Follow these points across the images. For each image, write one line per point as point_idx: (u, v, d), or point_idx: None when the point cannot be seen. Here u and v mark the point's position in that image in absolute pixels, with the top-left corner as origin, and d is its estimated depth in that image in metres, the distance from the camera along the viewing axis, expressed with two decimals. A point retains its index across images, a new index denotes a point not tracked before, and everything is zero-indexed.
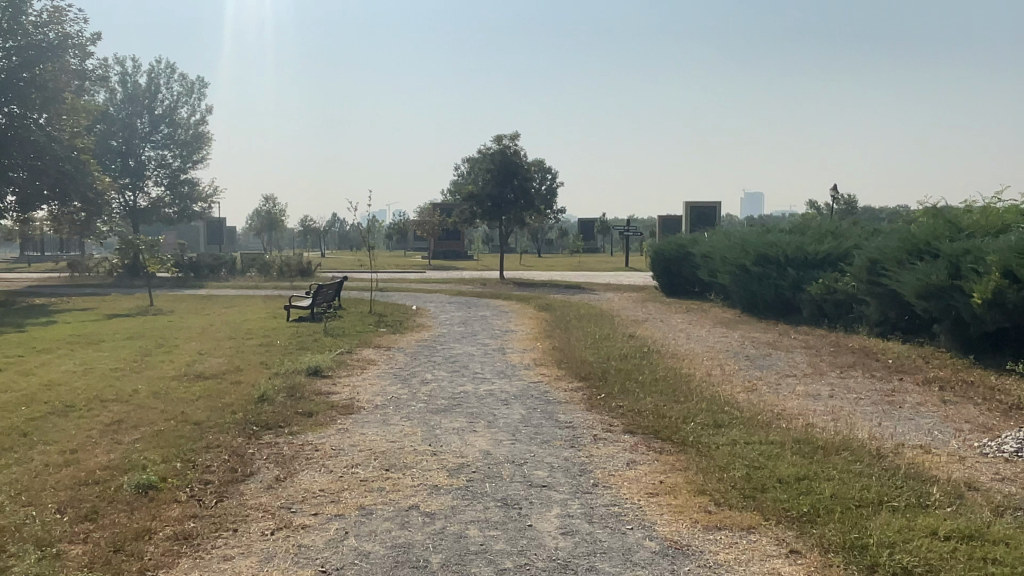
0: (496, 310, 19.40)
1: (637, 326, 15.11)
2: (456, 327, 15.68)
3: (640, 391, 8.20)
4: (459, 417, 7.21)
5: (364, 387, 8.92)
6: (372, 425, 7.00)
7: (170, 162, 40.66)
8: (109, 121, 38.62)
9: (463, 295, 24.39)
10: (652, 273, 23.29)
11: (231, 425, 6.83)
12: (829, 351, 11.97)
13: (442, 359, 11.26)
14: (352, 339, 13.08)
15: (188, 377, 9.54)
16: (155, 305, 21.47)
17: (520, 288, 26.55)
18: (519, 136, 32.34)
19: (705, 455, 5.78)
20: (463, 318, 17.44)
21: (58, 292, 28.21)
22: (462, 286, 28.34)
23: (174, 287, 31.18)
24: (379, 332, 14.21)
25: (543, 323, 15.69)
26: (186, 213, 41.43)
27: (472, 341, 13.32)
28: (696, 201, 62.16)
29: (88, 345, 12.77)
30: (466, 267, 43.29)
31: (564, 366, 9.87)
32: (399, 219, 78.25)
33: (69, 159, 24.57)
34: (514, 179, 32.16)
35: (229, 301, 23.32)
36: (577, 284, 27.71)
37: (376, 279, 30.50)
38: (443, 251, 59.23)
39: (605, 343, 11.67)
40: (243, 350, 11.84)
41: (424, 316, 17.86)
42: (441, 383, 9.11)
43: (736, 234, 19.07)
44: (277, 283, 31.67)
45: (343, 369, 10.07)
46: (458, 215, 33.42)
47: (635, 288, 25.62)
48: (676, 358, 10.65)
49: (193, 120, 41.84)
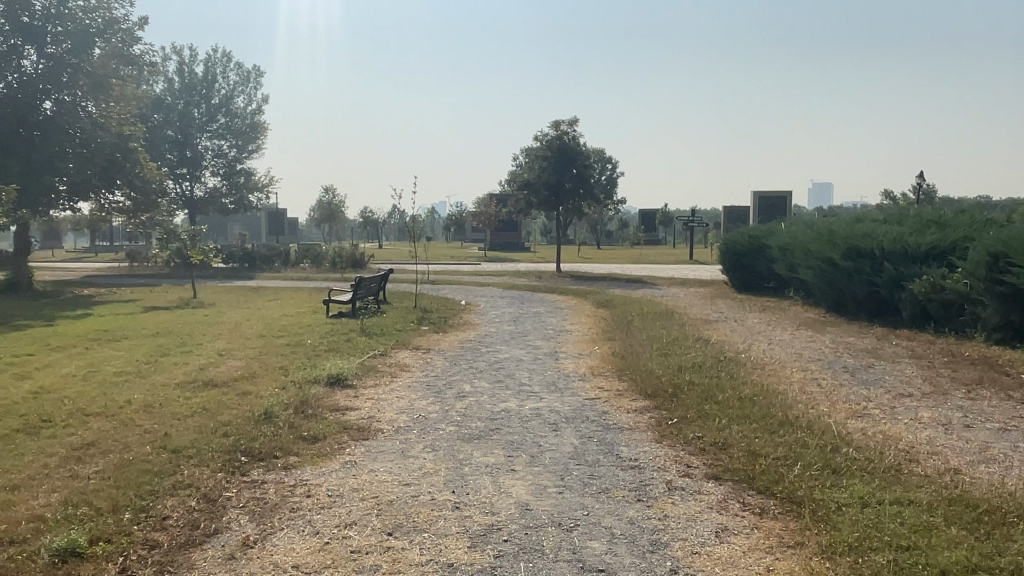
0: (551, 307, 17.87)
1: (710, 327, 13.37)
2: (506, 326, 14.25)
3: (722, 417, 6.60)
4: (495, 450, 5.74)
5: (389, 402, 7.57)
6: (387, 458, 5.60)
7: (226, 151, 40.47)
8: (166, 110, 38.62)
9: (517, 289, 22.94)
10: (723, 267, 21.43)
11: (215, 455, 5.54)
12: (943, 363, 10.07)
13: (486, 365, 9.83)
14: (389, 340, 11.78)
15: (195, 385, 8.34)
16: (198, 297, 20.69)
17: (578, 282, 24.94)
18: (578, 121, 30.75)
19: (828, 526, 4.20)
20: (514, 315, 16.00)
21: (111, 283, 27.96)
22: (517, 279, 26.86)
23: (226, 277, 30.66)
24: (420, 331, 12.88)
25: (602, 322, 14.11)
26: (242, 203, 41.11)
27: (521, 344, 11.85)
28: (766, 192, 59.18)
29: (108, 342, 11.82)
30: (523, 260, 41.85)
31: (627, 378, 8.32)
32: (457, 210, 77.38)
33: (119, 147, 24.18)
34: (573, 168, 30.59)
35: (275, 294, 22.40)
36: (639, 278, 25.97)
37: (427, 271, 29.32)
38: (501, 244, 57.93)
39: (675, 348, 10.04)
40: (265, 352, 10.63)
41: (473, 312, 16.49)
42: (480, 398, 7.68)
43: (821, 224, 17.09)
44: (326, 276, 30.81)
45: (369, 377, 8.74)
46: (514, 205, 32.03)
47: (702, 284, 23.71)
48: (760, 370, 8.97)
49: (248, 109, 41.56)
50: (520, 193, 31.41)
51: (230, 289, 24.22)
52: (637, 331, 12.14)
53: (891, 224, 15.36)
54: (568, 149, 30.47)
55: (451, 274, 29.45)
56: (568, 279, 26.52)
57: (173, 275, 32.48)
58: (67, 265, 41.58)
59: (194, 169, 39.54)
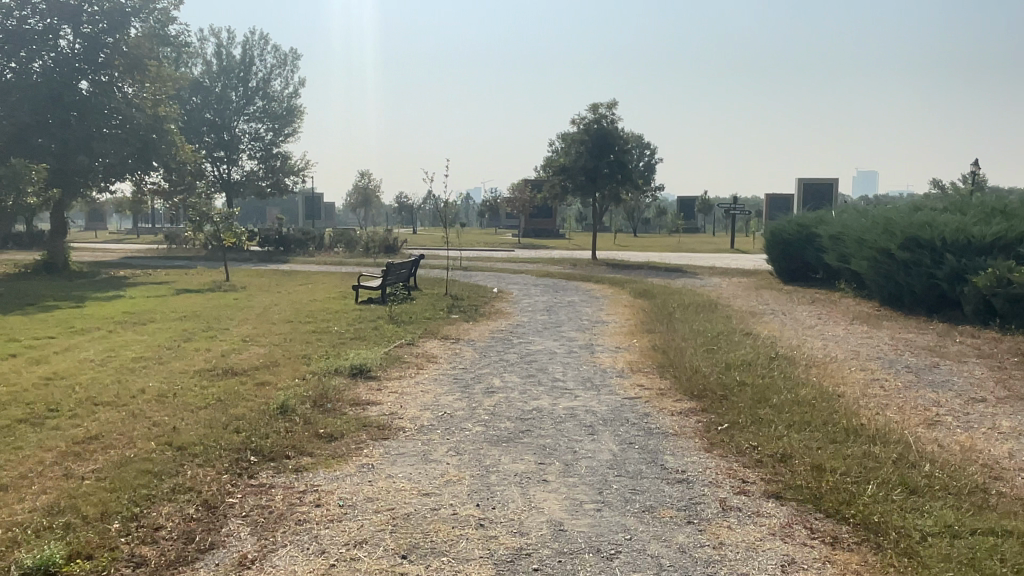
0: (587, 296, 17.26)
1: (756, 321, 12.64)
2: (540, 315, 13.70)
3: (780, 424, 5.96)
4: (526, 455, 5.22)
5: (414, 396, 7.08)
6: (407, 461, 5.11)
7: (264, 135, 40.42)
8: (204, 93, 38.69)
9: (552, 277, 22.36)
10: (769, 257, 20.59)
11: (223, 453, 5.11)
12: (1015, 364, 9.27)
13: (517, 358, 9.29)
14: (417, 328, 11.31)
15: (213, 373, 7.93)
16: (230, 280, 20.50)
17: (615, 270, 24.26)
18: (617, 105, 29.93)
19: (914, 562, 3.60)
20: (548, 305, 15.44)
21: (147, 264, 28.05)
22: (552, 267, 26.28)
23: (260, 261, 30.63)
24: (451, 319, 12.39)
25: (640, 314, 13.46)
26: (279, 186, 41.05)
27: (556, 335, 11.29)
28: (810, 179, 57.61)
29: (132, 325, 11.54)
30: (558, 246, 41.22)
31: (671, 376, 7.72)
32: (492, 196, 76.88)
33: (154, 129, 24.14)
34: (610, 151, 29.81)
35: (306, 278, 22.15)
36: (678, 267, 25.18)
37: (461, 256, 28.87)
38: (536, 230, 57.33)
39: (720, 344, 9.37)
40: (290, 339, 10.22)
41: (506, 301, 15.96)
42: (510, 395, 7.15)
43: (876, 212, 16.19)
44: (359, 260, 30.58)
45: (395, 369, 8.26)
46: (550, 190, 31.37)
47: (745, 274, 22.86)
48: (816, 369, 8.28)
49: (285, 92, 41.45)
50: (556, 178, 30.73)
51: (262, 272, 24.05)
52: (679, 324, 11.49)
53: (953, 212, 14.41)
54: (606, 132, 29.66)
55: (484, 260, 28.96)
56: (604, 267, 25.84)
57: (209, 258, 32.58)
58: (107, 247, 42.07)
59: (232, 153, 39.54)
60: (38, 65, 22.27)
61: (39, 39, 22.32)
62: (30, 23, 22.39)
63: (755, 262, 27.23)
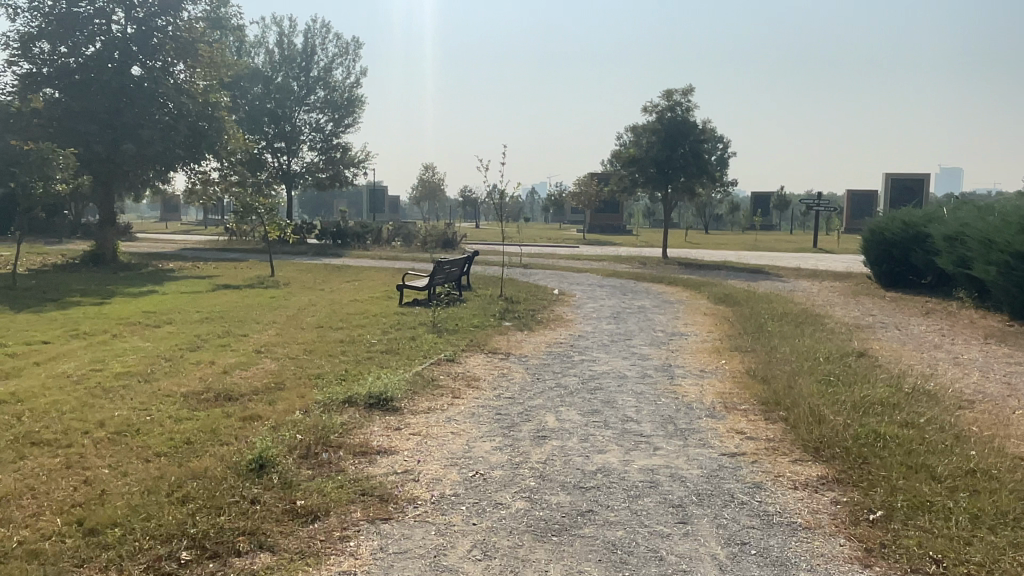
0: (660, 301, 15.33)
1: (867, 338, 10.54)
2: (607, 324, 11.89)
3: (963, 516, 4.05)
4: (587, 565, 3.46)
5: (441, 441, 5.41)
6: (408, 567, 3.43)
7: (324, 126, 39.62)
8: (264, 82, 38.09)
9: (618, 277, 20.47)
10: (867, 260, 18.20)
11: (143, 544, 3.54)
12: None
13: (578, 383, 7.52)
14: (461, 339, 9.66)
15: (199, 399, 6.40)
16: (275, 275, 19.35)
17: (689, 271, 22.14)
18: (693, 90, 27.70)
19: None
20: (616, 311, 13.60)
21: (200, 256, 27.42)
22: (619, 265, 24.36)
23: (315, 254, 29.69)
24: (502, 328, 10.71)
25: (725, 326, 11.50)
26: (338, 178, 40.18)
27: (625, 351, 9.45)
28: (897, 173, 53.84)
29: (145, 327, 10.24)
30: (625, 243, 39.16)
31: (782, 424, 5.84)
32: (557, 191, 75.00)
33: (204, 116, 23.33)
34: (684, 141, 27.68)
35: (356, 274, 20.87)
36: (759, 269, 22.89)
37: (521, 253, 27.21)
38: (601, 226, 55.46)
39: (837, 373, 7.41)
40: (311, 350, 8.66)
41: (567, 305, 14.20)
42: (569, 444, 5.40)
43: (1004, 209, 13.73)
44: (415, 255, 29.29)
45: (425, 398, 6.59)
46: (616, 183, 29.37)
47: (836, 277, 20.43)
48: (974, 414, 6.25)
49: (346, 82, 40.54)
50: (624, 170, 28.72)
51: (311, 267, 22.94)
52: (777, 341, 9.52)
53: None
54: (680, 120, 27.58)
55: (546, 257, 27.24)
56: (677, 267, 23.78)
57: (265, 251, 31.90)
58: (171, 237, 42.12)
59: (292, 143, 38.88)
60: (89, 50, 21.66)
61: (89, 23, 21.65)
62: (80, 7, 21.71)
63: (846, 264, 24.64)
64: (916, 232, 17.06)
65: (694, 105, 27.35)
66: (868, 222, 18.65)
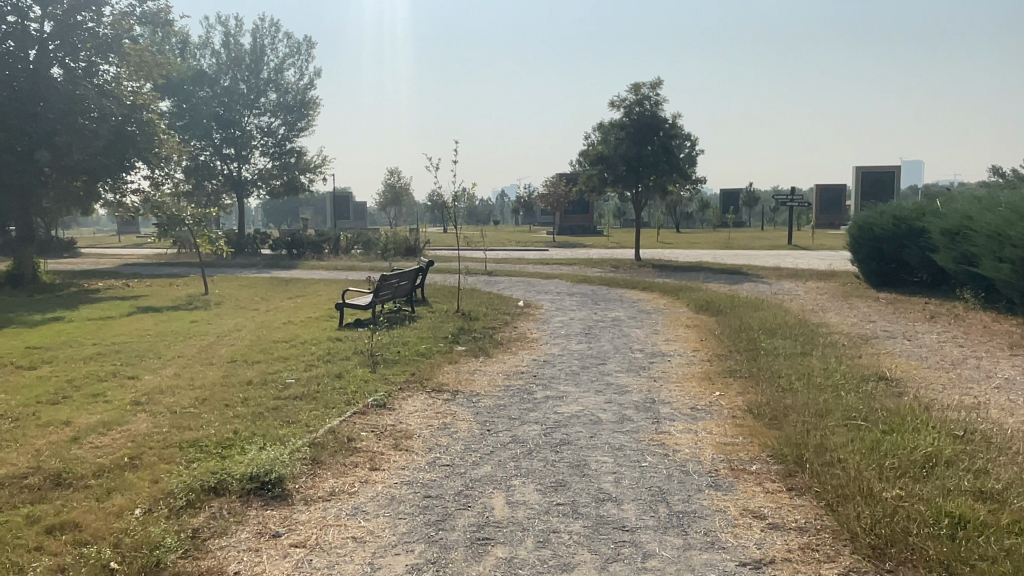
0: (636, 312, 13.73)
1: (880, 355, 9.03)
2: (576, 344, 10.25)
3: None
4: None
5: (335, 557, 3.71)
6: None
7: (276, 130, 37.61)
8: (210, 85, 35.93)
9: (589, 284, 18.89)
10: (857, 258, 16.84)
11: None
12: None
13: (539, 435, 5.83)
14: (399, 373, 7.93)
15: (15, 490, 4.66)
16: (209, 293, 17.43)
17: (664, 275, 20.64)
18: (661, 82, 26.26)
19: None
20: (587, 326, 11.96)
21: (138, 273, 25.31)
22: (589, 270, 22.79)
23: (265, 267, 27.70)
24: (452, 355, 9.00)
25: (713, 343, 9.91)
26: (293, 185, 38.16)
27: (598, 382, 7.80)
28: (867, 166, 53.20)
29: (12, 371, 8.37)
30: (595, 245, 37.76)
31: (816, 508, 4.25)
32: (525, 193, 73.50)
33: (133, 120, 21.30)
34: (654, 137, 26.23)
35: (304, 288, 19.07)
36: (739, 269, 21.44)
37: (486, 261, 25.52)
38: (570, 228, 54.21)
39: (869, 415, 5.84)
40: (203, 399, 6.87)
41: (532, 320, 12.53)
42: (521, 554, 3.71)
43: (1013, 199, 12.41)
44: (373, 265, 27.44)
45: (329, 476, 4.84)
46: (585, 182, 27.82)
47: (821, 277, 19.06)
48: None
49: (299, 83, 38.53)
50: (592, 169, 27.19)
51: (256, 282, 21.09)
52: (779, 366, 7.95)
53: None
54: (648, 114, 26.16)
55: (513, 262, 25.58)
56: (651, 269, 22.27)
57: (213, 265, 29.88)
58: (116, 251, 39.71)
59: (242, 149, 36.82)
60: None
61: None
62: None
63: (828, 262, 23.32)
64: (909, 227, 15.75)
65: (663, 98, 25.93)
66: (855, 216, 17.31)
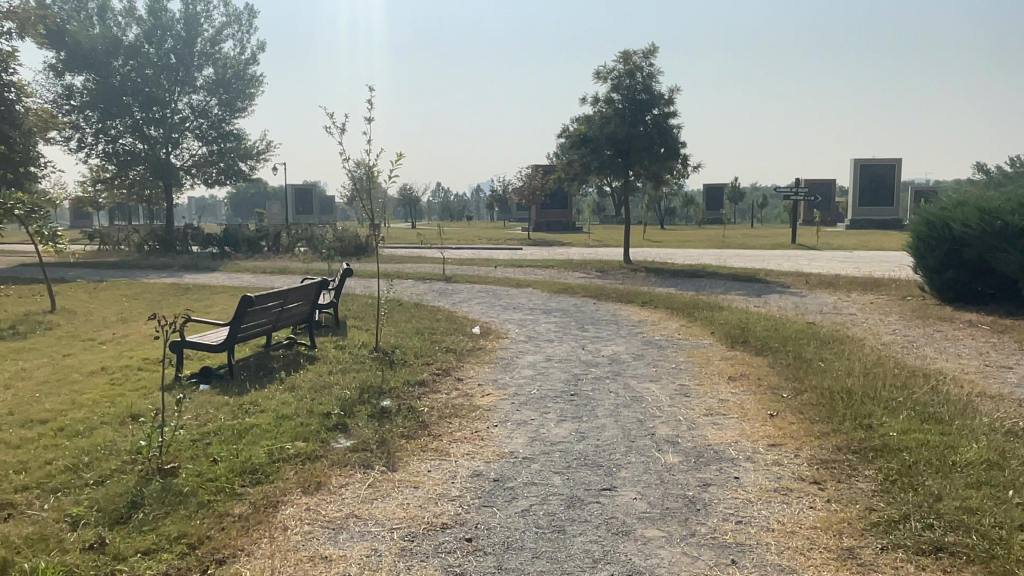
0: (642, 346, 9.37)
1: None
2: (557, 425, 5.85)
3: None
4: None
5: None
6: None
7: (211, 110, 33.07)
8: (132, 56, 31.20)
9: (570, 296, 14.53)
10: (933, 268, 12.73)
11: None
12: None
13: None
14: (168, 546, 3.57)
15: None
16: (54, 309, 12.78)
17: (665, 282, 16.39)
18: (656, 51, 21.96)
19: None
20: (573, 377, 7.58)
21: (15, 277, 20.54)
22: (569, 275, 18.47)
23: (178, 270, 23.09)
24: (315, 472, 4.60)
25: (801, 430, 5.58)
26: (232, 173, 33.58)
27: (610, 570, 3.42)
28: (866, 159, 49.20)
29: None
30: (576, 244, 33.46)
31: None
32: (499, 187, 69.16)
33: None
34: (646, 115, 22.03)
35: (197, 301, 14.48)
36: (756, 276, 17.22)
37: (446, 262, 21.10)
38: (548, 225, 50.55)
39: None
40: None
41: (486, 364, 8.16)
42: None
43: None
44: (308, 266, 22.85)
45: None
46: (564, 170, 23.47)
47: (867, 288, 14.92)
48: None
49: (239, 57, 33.93)
50: (572, 154, 22.85)
51: (145, 291, 16.54)
52: (1000, 532, 3.68)
53: None
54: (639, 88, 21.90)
55: (476, 264, 21.24)
56: (646, 275, 17.99)
57: (121, 267, 25.18)
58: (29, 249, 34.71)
59: (171, 131, 32.16)
60: None
61: None
62: None
63: (857, 267, 19.18)
64: (1003, 225, 11.45)
65: (658, 68, 21.71)
66: (921, 208, 13.10)
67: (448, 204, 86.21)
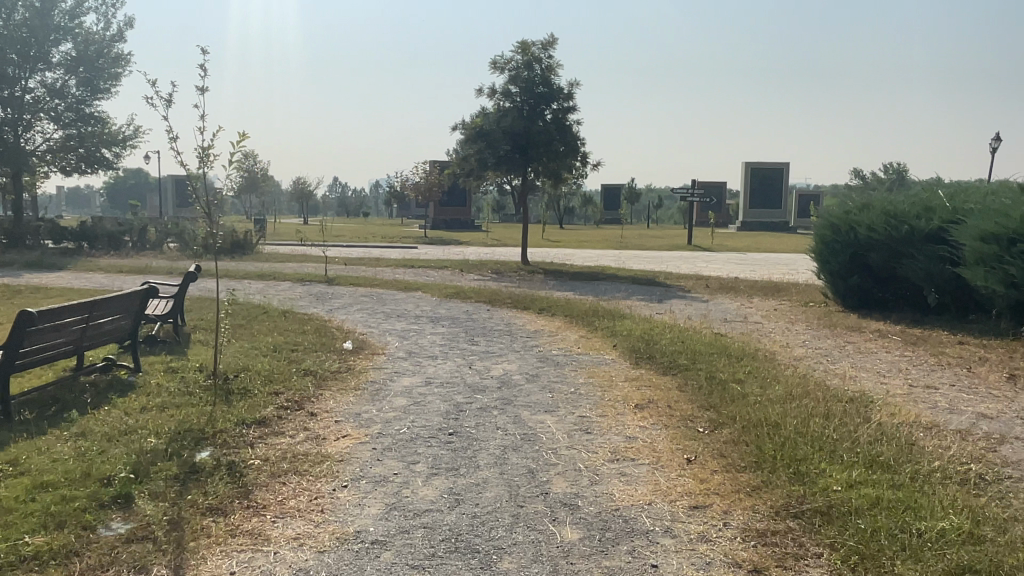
0: (537, 364, 8.17)
1: None
2: (425, 483, 4.53)
3: None
4: None
5: None
6: None
7: (69, 90, 29.74)
8: None
9: (462, 301, 13.24)
10: (836, 272, 12.23)
11: None
12: None
13: None
14: None
15: None
16: None
17: (564, 285, 15.38)
18: (555, 42, 20.96)
19: None
20: (453, 408, 6.28)
21: None
22: (463, 277, 17.23)
23: (20, 267, 20.26)
24: None
25: (729, 485, 4.48)
26: (93, 160, 30.42)
27: None
28: (756, 162, 50.42)
29: None
30: (474, 243, 32.28)
31: None
32: (397, 182, 67.06)
33: None
34: (545, 110, 21.03)
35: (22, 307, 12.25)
36: (658, 279, 16.50)
37: (331, 261, 19.41)
38: (446, 223, 49.17)
39: None
40: None
41: (351, 392, 6.74)
42: None
43: None
44: (173, 264, 20.54)
45: None
46: (460, 166, 22.18)
47: (770, 293, 14.39)
48: None
49: (102, 32, 30.65)
50: (468, 149, 21.60)
51: None
52: None
53: None
54: (538, 80, 20.86)
55: (364, 264, 19.63)
56: (545, 277, 16.99)
57: None
58: None
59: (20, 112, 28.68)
60: None
61: None
62: None
63: (756, 270, 18.86)
64: (910, 230, 11.12)
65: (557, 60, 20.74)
66: (826, 209, 12.62)
67: (344, 200, 83.15)
